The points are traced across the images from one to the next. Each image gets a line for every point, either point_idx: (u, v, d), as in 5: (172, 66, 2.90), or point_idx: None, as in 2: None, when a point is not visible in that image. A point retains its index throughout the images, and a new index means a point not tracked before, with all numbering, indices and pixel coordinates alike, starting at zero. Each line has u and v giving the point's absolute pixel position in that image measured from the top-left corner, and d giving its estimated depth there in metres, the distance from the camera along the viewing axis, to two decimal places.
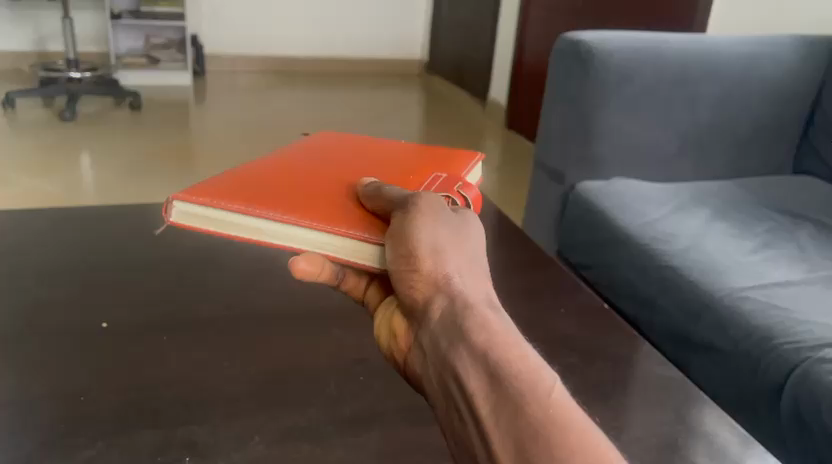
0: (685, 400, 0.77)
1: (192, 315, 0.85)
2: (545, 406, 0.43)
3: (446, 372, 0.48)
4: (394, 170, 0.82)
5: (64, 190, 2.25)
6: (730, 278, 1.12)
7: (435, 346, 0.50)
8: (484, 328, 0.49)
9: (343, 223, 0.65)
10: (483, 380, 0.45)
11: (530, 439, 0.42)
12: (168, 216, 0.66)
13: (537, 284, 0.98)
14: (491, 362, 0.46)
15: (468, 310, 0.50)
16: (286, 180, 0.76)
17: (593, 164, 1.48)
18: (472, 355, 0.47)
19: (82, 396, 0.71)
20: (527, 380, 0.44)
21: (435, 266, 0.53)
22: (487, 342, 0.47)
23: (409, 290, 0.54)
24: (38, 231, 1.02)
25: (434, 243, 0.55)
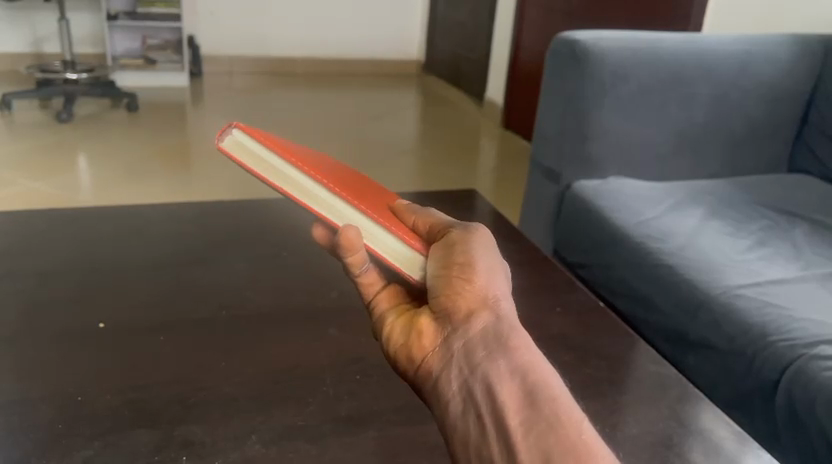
0: (680, 398, 0.78)
1: (189, 314, 0.86)
2: (577, 431, 0.43)
3: (476, 380, 0.46)
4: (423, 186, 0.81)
5: (61, 191, 2.25)
6: (725, 276, 1.12)
7: (470, 353, 0.47)
8: (527, 346, 0.47)
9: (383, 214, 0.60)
10: (521, 398, 0.45)
11: (560, 463, 0.41)
12: (222, 140, 0.63)
13: (534, 284, 0.99)
14: (529, 383, 0.45)
15: (514, 328, 0.48)
16: (328, 163, 0.73)
17: (588, 163, 1.49)
18: (512, 373, 0.46)
19: (79, 397, 0.71)
20: (564, 407, 0.44)
21: (489, 282, 0.50)
22: (530, 362, 0.46)
23: (452, 293, 0.50)
24: (34, 232, 1.02)
25: (487, 258, 0.52)
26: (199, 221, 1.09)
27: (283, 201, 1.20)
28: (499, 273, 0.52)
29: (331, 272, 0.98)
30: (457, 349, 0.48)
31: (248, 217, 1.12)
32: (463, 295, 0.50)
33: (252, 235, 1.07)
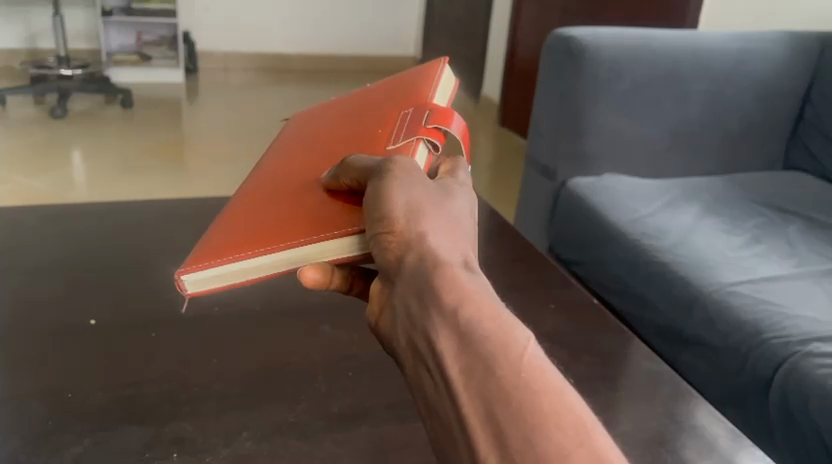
0: (673, 394, 0.78)
1: (182, 311, 0.85)
2: (516, 365, 0.41)
3: (415, 334, 0.45)
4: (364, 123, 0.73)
5: (55, 188, 2.24)
6: (719, 273, 1.12)
7: (405, 308, 0.46)
8: (457, 286, 0.45)
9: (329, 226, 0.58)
10: (456, 344, 0.43)
11: (503, 404, 0.39)
12: (184, 290, 0.59)
13: (527, 281, 0.98)
14: (462, 325, 0.43)
15: (440, 269, 0.46)
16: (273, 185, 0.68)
17: (583, 160, 1.49)
18: (444, 317, 0.44)
19: (69, 393, 0.71)
20: (499, 342, 0.42)
21: (411, 225, 0.49)
22: (460, 302, 0.44)
23: (381, 250, 0.49)
24: (25, 228, 1.01)
25: (408, 200, 0.50)
26: (192, 217, 1.09)
27: None
28: (424, 215, 0.50)
29: None
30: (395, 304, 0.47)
31: None
32: (391, 248, 0.49)
33: None
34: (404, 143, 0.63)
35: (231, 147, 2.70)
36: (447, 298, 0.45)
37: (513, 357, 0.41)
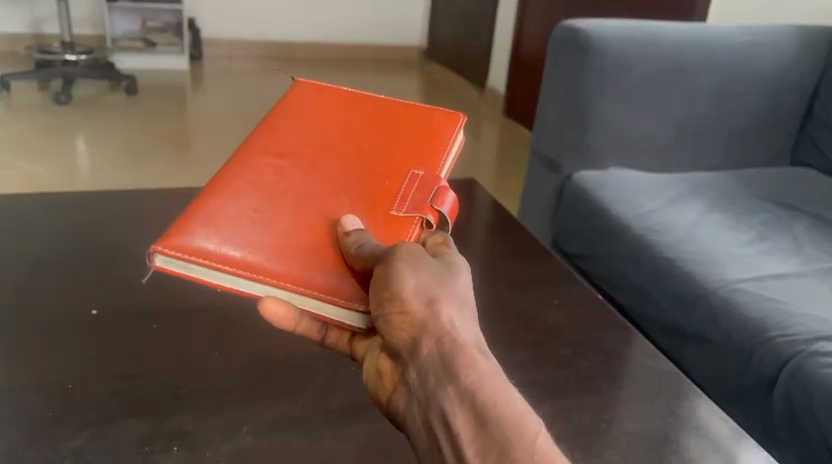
0: (676, 393, 0.77)
1: (183, 303, 0.85)
2: (529, 455, 0.43)
3: (432, 412, 0.47)
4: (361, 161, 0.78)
5: (58, 174, 2.24)
6: (725, 270, 1.11)
7: (422, 386, 0.49)
8: (474, 368, 0.48)
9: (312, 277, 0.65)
10: (472, 424, 0.45)
11: None
12: (152, 262, 0.66)
13: (532, 277, 0.98)
14: (477, 408, 0.46)
15: (457, 352, 0.49)
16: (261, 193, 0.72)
17: (589, 153, 1.48)
18: (460, 398, 0.47)
19: (69, 385, 0.70)
20: (513, 429, 0.44)
21: (422, 307, 0.52)
22: (477, 387, 0.47)
23: (394, 331, 0.52)
24: (27, 216, 1.01)
25: (420, 284, 0.53)
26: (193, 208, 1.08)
27: None
28: (438, 299, 0.52)
29: None
30: (411, 387, 0.49)
31: None
32: (403, 331, 0.51)
33: None
34: (407, 217, 0.72)
35: (235, 135, 2.68)
36: (461, 386, 0.47)
37: (528, 445, 0.44)
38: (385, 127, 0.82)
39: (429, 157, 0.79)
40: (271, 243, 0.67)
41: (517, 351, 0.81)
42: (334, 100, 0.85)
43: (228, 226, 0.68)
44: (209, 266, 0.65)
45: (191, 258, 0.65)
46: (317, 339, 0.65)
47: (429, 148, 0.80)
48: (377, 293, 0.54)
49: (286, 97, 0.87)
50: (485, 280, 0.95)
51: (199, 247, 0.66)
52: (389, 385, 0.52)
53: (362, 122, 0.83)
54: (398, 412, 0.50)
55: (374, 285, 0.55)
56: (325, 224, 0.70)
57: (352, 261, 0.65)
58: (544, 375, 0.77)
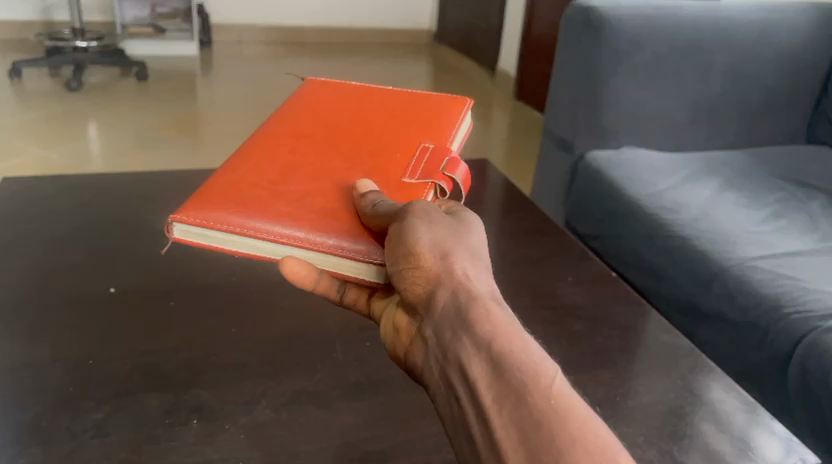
0: (692, 367, 0.77)
1: (199, 281, 0.86)
2: (546, 397, 0.43)
3: (449, 362, 0.48)
4: (371, 142, 0.81)
5: (71, 159, 2.25)
6: (740, 247, 1.11)
7: (439, 338, 0.50)
8: (489, 317, 0.49)
9: (328, 232, 0.65)
10: (488, 370, 0.46)
11: (536, 430, 0.41)
12: (170, 234, 0.67)
13: (546, 254, 0.98)
14: (493, 353, 0.46)
15: (472, 302, 0.50)
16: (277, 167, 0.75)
17: (602, 132, 1.47)
18: (475, 344, 0.48)
19: (90, 361, 0.71)
20: (529, 373, 0.45)
21: (437, 262, 0.53)
22: (493, 333, 0.48)
23: (410, 287, 0.54)
24: (44, 198, 1.02)
25: (434, 239, 0.54)
26: None
27: None
28: (453, 255, 0.54)
29: None
30: (429, 339, 0.51)
31: None
32: (417, 284, 0.53)
33: None
34: (420, 182, 0.74)
35: (246, 120, 2.69)
36: (475, 334, 0.48)
37: (544, 388, 0.43)
38: (391, 116, 0.87)
39: (437, 135, 0.83)
40: (286, 203, 0.68)
41: (532, 327, 0.81)
42: (338, 100, 0.91)
43: (245, 188, 0.70)
44: (225, 230, 0.65)
45: (206, 223, 0.66)
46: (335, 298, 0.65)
47: (436, 127, 0.84)
48: (394, 250, 0.56)
49: (291, 99, 0.92)
50: (499, 258, 0.95)
51: (215, 212, 0.66)
52: (407, 339, 0.54)
53: (370, 112, 0.88)
54: (416, 364, 0.52)
55: (391, 244, 0.57)
56: (340, 189, 0.71)
57: (367, 220, 0.64)
58: (559, 349, 0.78)
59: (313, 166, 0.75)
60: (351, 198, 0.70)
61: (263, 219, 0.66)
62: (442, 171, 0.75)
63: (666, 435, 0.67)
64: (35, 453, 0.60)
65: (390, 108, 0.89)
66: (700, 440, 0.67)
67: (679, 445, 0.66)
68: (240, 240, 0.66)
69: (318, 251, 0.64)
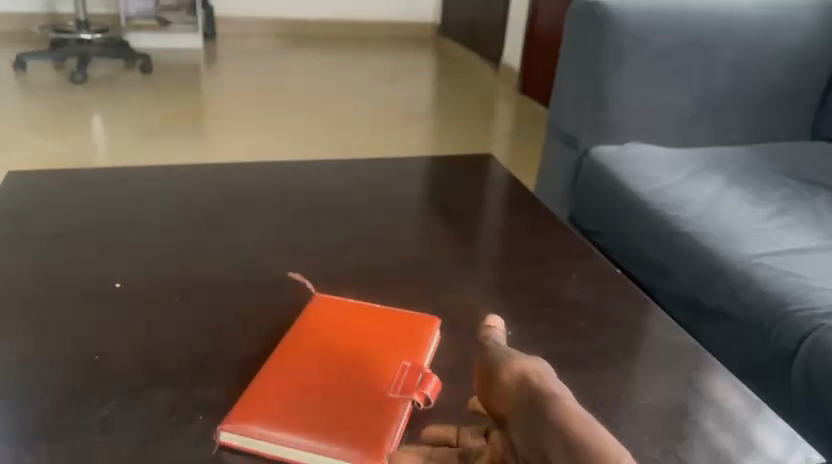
0: (695, 366, 0.77)
1: (204, 277, 0.86)
2: (621, 459, 0.45)
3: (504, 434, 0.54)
4: (360, 337, 0.75)
5: (76, 152, 2.25)
6: (744, 245, 1.11)
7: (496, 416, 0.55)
8: (531, 378, 0.55)
9: (333, 441, 0.62)
10: (524, 415, 0.52)
11: (565, 456, 0.47)
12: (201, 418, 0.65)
13: (549, 251, 0.98)
14: (533, 405, 0.52)
15: (516, 372, 0.56)
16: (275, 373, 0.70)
17: (606, 129, 1.47)
18: (519, 402, 0.53)
19: (96, 356, 0.72)
20: (562, 413, 0.50)
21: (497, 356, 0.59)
22: (536, 392, 0.53)
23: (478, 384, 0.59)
24: (49, 193, 1.02)
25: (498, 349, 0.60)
26: (211, 185, 1.09)
27: (297, 164, 1.19)
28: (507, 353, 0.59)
29: (345, 236, 0.98)
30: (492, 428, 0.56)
31: (262, 181, 1.12)
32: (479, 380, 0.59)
33: (265, 199, 1.06)
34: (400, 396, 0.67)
35: (250, 113, 2.69)
36: (542, 422, 0.50)
37: (569, 418, 0.49)
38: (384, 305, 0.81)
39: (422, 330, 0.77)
40: (292, 421, 0.64)
41: (536, 325, 0.81)
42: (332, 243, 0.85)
43: (255, 403, 0.66)
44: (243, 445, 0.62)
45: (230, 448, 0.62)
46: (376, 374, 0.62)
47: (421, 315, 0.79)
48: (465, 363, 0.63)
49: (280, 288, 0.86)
50: (503, 256, 0.96)
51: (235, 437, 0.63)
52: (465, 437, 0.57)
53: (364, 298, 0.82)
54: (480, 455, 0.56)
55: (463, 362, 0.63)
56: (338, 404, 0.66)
57: None
58: (563, 347, 0.78)
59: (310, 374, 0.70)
60: (350, 410, 0.65)
61: (277, 430, 0.63)
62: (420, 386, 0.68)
63: (669, 434, 0.67)
64: (42, 449, 0.61)
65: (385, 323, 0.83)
66: (704, 439, 0.67)
67: (683, 444, 0.66)
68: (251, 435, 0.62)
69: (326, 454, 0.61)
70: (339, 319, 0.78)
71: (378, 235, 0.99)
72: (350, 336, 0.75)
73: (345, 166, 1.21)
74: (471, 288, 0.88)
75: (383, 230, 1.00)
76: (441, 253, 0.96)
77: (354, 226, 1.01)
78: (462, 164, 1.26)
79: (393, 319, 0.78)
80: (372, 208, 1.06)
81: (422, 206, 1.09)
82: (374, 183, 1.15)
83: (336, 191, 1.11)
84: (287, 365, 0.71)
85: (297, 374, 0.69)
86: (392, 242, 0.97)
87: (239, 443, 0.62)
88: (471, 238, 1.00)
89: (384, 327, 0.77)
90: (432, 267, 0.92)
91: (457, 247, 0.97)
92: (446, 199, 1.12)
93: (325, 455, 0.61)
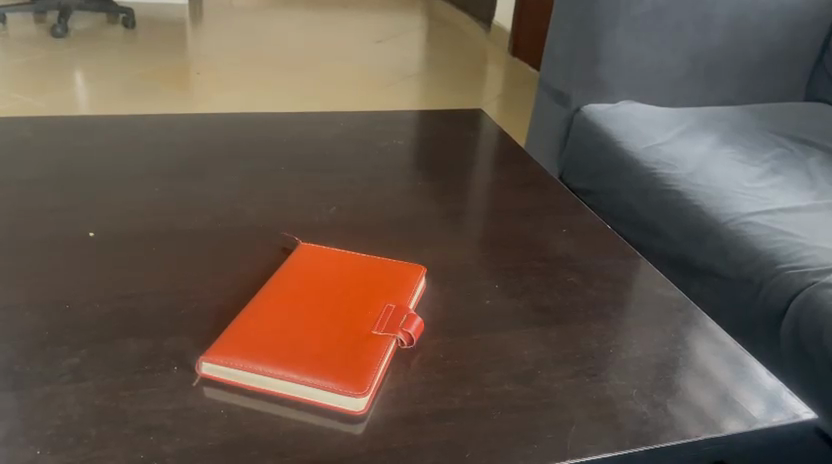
0: (686, 321, 0.76)
1: (181, 227, 0.83)
2: None
3: None
4: (348, 275, 0.74)
5: (56, 107, 2.20)
6: (735, 203, 1.09)
7: None
8: None
9: (319, 374, 0.60)
10: None
11: None
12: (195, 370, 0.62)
13: (539, 206, 0.96)
14: None
15: None
16: (262, 307, 0.68)
17: (599, 87, 1.43)
18: None
19: (67, 304, 0.69)
20: None
21: None
22: None
23: None
24: (22, 140, 0.99)
25: None
26: (192, 135, 1.06)
27: (280, 115, 1.16)
28: None
29: (329, 188, 0.95)
30: None
31: (244, 131, 1.09)
32: None
33: (247, 150, 1.03)
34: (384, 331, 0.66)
35: (236, 70, 2.63)
36: None
37: None
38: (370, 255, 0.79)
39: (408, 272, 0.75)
40: (281, 350, 0.63)
41: (523, 278, 0.79)
42: None
43: (243, 336, 0.64)
44: (233, 379, 0.61)
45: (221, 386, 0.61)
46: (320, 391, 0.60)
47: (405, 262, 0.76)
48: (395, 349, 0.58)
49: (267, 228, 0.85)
50: (492, 211, 0.93)
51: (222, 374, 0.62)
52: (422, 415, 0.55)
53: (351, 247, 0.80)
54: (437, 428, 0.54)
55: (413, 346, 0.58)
56: (324, 334, 0.65)
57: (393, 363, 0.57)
58: (550, 301, 0.76)
59: (298, 308, 0.68)
60: (337, 344, 0.64)
61: (264, 364, 0.61)
62: (402, 323, 0.66)
63: (658, 388, 0.66)
64: (7, 397, 0.58)
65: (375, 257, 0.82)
66: (693, 394, 0.65)
67: (672, 398, 0.64)
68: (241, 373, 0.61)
69: (313, 390, 0.60)
70: (325, 261, 0.76)
71: (363, 187, 0.96)
72: (335, 277, 0.73)
73: (331, 118, 1.18)
74: (458, 242, 0.86)
75: (369, 183, 0.98)
76: (428, 207, 0.93)
77: (339, 178, 0.98)
78: (451, 118, 1.24)
79: (380, 262, 0.76)
80: (357, 161, 1.04)
81: (409, 159, 1.06)
82: (359, 136, 1.12)
83: (321, 143, 1.08)
84: (271, 302, 0.69)
85: (280, 310, 0.68)
86: (378, 195, 0.95)
87: (221, 374, 0.62)
88: (458, 192, 0.98)
89: (370, 269, 0.75)
90: (418, 220, 0.90)
91: (443, 201, 0.95)
92: (434, 153, 1.09)
93: (305, 387, 0.60)
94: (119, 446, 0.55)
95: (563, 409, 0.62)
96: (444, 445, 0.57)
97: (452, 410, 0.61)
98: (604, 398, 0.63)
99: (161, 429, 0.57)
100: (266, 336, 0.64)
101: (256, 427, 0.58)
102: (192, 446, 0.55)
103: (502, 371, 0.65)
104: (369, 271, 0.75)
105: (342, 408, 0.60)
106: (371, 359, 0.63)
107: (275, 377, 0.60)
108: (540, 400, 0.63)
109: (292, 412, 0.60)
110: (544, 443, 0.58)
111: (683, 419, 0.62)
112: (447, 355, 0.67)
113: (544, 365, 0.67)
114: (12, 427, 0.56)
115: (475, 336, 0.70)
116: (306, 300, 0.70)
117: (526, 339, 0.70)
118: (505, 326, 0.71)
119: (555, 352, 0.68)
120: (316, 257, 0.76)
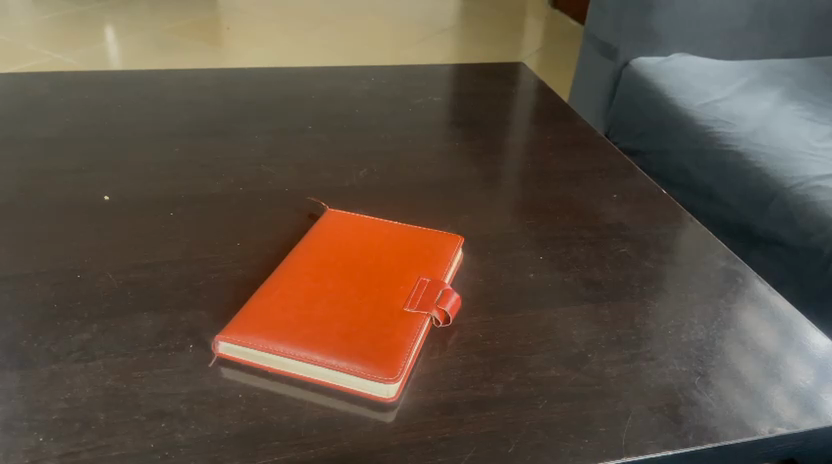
0: (753, 297, 0.68)
1: (204, 190, 0.78)
2: None
3: None
4: (378, 248, 0.67)
5: (88, 62, 2.15)
6: (803, 165, 1.00)
7: None
8: None
9: (346, 356, 0.55)
10: None
11: None
12: (213, 350, 0.57)
13: (587, 169, 0.88)
14: None
15: None
16: (285, 283, 0.62)
17: (652, 38, 1.31)
18: None
19: (79, 274, 0.64)
20: None
21: None
22: None
23: None
24: (37, 97, 0.94)
25: None
26: (217, 91, 1.00)
27: (310, 69, 1.09)
28: None
29: (360, 148, 0.89)
30: None
31: (272, 86, 1.03)
32: None
33: (274, 107, 0.97)
34: (417, 311, 0.59)
35: (268, 24, 2.55)
36: None
37: None
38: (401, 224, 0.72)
39: (443, 245, 0.68)
40: (306, 329, 0.57)
41: (571, 250, 0.72)
42: None
43: (268, 314, 0.58)
44: (254, 360, 0.56)
45: (242, 368, 0.56)
46: (345, 377, 0.54)
47: (439, 235, 0.69)
48: None
49: (293, 193, 0.78)
50: (536, 174, 0.86)
51: (241, 356, 0.56)
52: None
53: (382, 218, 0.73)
54: None
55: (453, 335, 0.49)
56: (351, 313, 0.59)
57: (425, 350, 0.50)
58: (601, 274, 0.69)
59: (325, 284, 0.62)
60: (367, 324, 0.58)
61: (285, 343, 0.56)
62: (436, 303, 0.60)
63: (725, 375, 0.59)
64: (10, 377, 0.54)
65: (410, 221, 0.75)
66: (764, 382, 0.58)
67: (741, 388, 0.58)
68: (262, 355, 0.56)
69: (339, 373, 0.54)
70: (355, 232, 0.70)
71: (397, 147, 0.90)
72: (363, 250, 0.67)
73: (363, 73, 1.11)
74: (498, 207, 0.79)
75: (403, 143, 0.91)
76: (466, 168, 0.86)
77: (370, 137, 0.91)
78: (490, 72, 1.15)
79: (413, 231, 0.70)
80: (390, 119, 0.97)
81: (446, 117, 0.99)
82: (393, 92, 1.05)
83: (351, 99, 1.01)
84: (295, 274, 0.63)
85: (305, 284, 0.62)
86: (412, 156, 0.88)
87: (241, 355, 0.56)
88: (499, 153, 0.90)
89: (404, 241, 0.68)
90: (456, 183, 0.83)
91: (483, 163, 0.88)
92: (472, 110, 1.02)
93: (331, 370, 0.54)
94: (130, 433, 0.50)
95: (617, 398, 0.55)
96: (485, 438, 0.51)
97: (494, 398, 0.55)
98: (664, 387, 0.57)
99: (175, 415, 0.52)
100: (287, 315, 0.58)
101: (277, 414, 0.52)
102: (208, 435, 0.50)
103: (550, 355, 0.59)
104: (402, 243, 0.68)
105: (372, 394, 0.54)
106: (403, 339, 0.56)
107: (297, 359, 0.55)
108: (592, 387, 0.56)
109: (318, 397, 0.54)
110: (597, 438, 0.52)
111: (754, 412, 0.56)
112: (486, 335, 0.60)
113: (596, 348, 0.60)
114: (14, 410, 0.51)
115: (518, 313, 0.63)
116: (333, 275, 0.63)
117: (575, 318, 0.63)
118: (551, 302, 0.65)
119: (608, 333, 0.62)
120: (345, 231, 0.70)
